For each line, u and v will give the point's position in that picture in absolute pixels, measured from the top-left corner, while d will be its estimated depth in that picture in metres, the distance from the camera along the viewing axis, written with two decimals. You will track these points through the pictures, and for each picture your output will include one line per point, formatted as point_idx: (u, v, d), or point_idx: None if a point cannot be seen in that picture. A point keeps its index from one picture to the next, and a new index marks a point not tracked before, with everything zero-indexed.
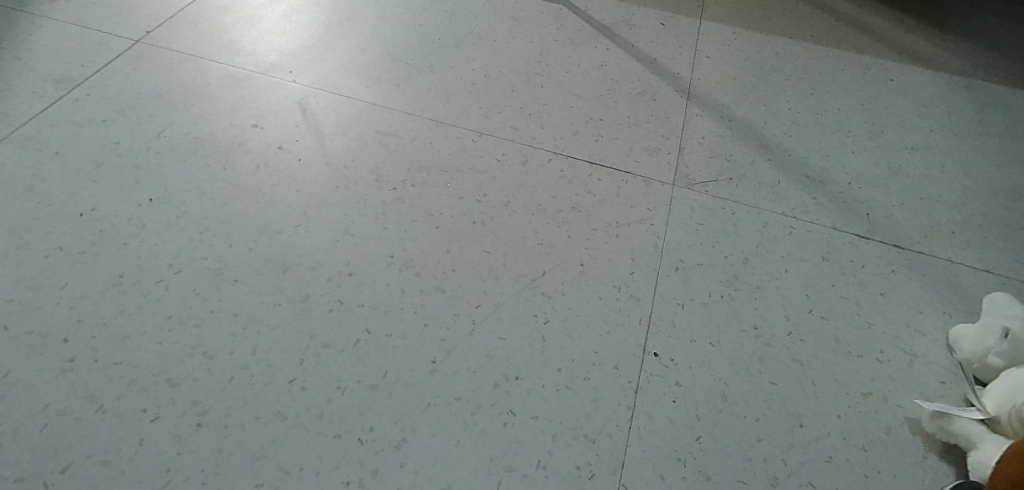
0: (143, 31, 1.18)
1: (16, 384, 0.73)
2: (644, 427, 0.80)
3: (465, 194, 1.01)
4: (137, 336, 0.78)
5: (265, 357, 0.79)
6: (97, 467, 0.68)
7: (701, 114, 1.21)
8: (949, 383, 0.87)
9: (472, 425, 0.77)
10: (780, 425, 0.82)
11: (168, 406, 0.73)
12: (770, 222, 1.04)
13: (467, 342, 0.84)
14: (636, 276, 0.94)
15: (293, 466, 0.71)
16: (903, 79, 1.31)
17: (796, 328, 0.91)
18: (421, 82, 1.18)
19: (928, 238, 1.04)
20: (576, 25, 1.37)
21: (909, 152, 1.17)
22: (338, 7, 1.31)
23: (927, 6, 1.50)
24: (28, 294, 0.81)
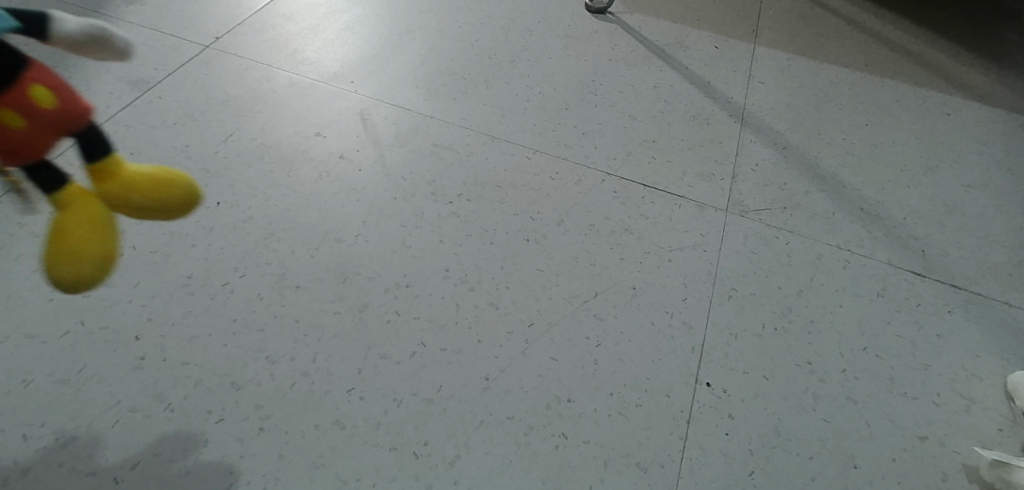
0: (212, 37, 1.21)
1: (90, 379, 0.76)
2: (696, 459, 0.79)
3: (518, 211, 1.02)
4: (204, 338, 0.81)
5: (325, 365, 0.80)
6: (165, 465, 0.71)
7: (755, 140, 1.20)
8: (1008, 431, 0.85)
9: (524, 446, 0.77)
10: (834, 465, 0.80)
11: (232, 409, 0.75)
12: (825, 253, 1.02)
13: (519, 361, 0.84)
14: (688, 302, 0.93)
15: (351, 477, 0.72)
16: (961, 114, 1.29)
17: (850, 365, 0.90)
18: (477, 97, 1.19)
19: (986, 279, 1.01)
20: (630, 45, 1.37)
21: (965, 190, 1.14)
22: (398, 19, 1.33)
23: (985, 40, 1.47)
24: (103, 291, 0.84)
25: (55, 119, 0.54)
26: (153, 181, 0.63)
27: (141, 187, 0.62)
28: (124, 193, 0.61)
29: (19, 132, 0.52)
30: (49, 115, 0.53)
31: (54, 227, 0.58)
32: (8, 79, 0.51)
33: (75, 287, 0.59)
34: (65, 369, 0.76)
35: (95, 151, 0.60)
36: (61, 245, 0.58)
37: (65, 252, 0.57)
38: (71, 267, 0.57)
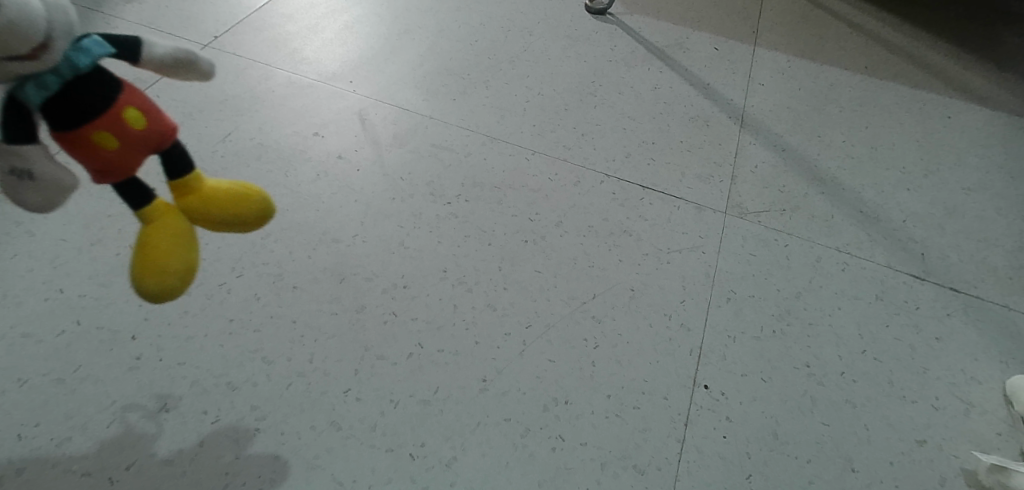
0: (211, 36, 1.21)
1: (86, 379, 0.76)
2: (693, 462, 0.79)
3: (517, 212, 1.02)
4: (200, 338, 0.81)
5: (322, 366, 0.80)
6: (160, 466, 0.70)
7: (755, 142, 1.19)
8: (1006, 435, 0.84)
9: (521, 448, 0.77)
10: (832, 468, 0.80)
11: (228, 410, 0.75)
12: (824, 256, 1.02)
13: (517, 363, 0.84)
14: (687, 305, 0.93)
15: (346, 478, 0.72)
16: (960, 116, 1.29)
17: (848, 368, 0.89)
18: (476, 97, 1.19)
19: (985, 283, 1.01)
20: (630, 46, 1.37)
21: (965, 192, 1.14)
22: (398, 19, 1.33)
23: (985, 43, 1.47)
24: (99, 290, 0.83)
25: (145, 138, 0.56)
26: (228, 197, 0.65)
27: (218, 203, 0.64)
28: (203, 209, 0.64)
29: (113, 151, 0.54)
30: (140, 134, 0.55)
31: (140, 241, 0.60)
32: (106, 101, 0.53)
33: (159, 300, 0.60)
34: (60, 369, 0.76)
35: (178, 169, 0.62)
36: (149, 258, 0.59)
37: (153, 264, 0.59)
38: (157, 279, 0.59)
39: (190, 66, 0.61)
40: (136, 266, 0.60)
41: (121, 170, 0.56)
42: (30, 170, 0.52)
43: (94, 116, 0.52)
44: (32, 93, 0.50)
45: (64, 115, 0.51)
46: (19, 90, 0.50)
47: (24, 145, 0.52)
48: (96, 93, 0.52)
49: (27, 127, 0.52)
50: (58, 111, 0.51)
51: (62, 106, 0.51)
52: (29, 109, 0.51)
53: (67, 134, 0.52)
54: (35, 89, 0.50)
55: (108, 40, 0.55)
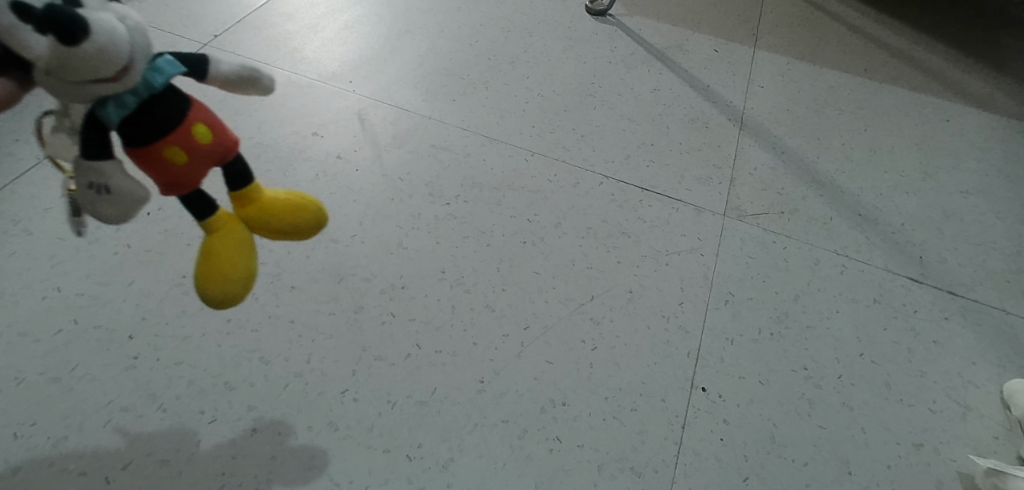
0: (211, 35, 1.21)
1: (82, 378, 0.76)
2: (690, 464, 0.79)
3: (515, 213, 1.01)
4: (197, 338, 0.80)
5: (319, 366, 0.80)
6: (156, 466, 0.70)
7: (754, 144, 1.19)
8: (1003, 439, 0.85)
9: (518, 449, 0.77)
10: (828, 471, 0.80)
11: (225, 410, 0.75)
12: (823, 259, 1.02)
13: (514, 364, 0.84)
14: (685, 306, 0.93)
15: (343, 479, 0.72)
16: (960, 120, 1.29)
17: (846, 371, 0.89)
18: (476, 98, 1.19)
19: (983, 286, 1.01)
20: (630, 48, 1.37)
21: (964, 196, 1.14)
22: (398, 19, 1.33)
23: (985, 47, 1.47)
24: (97, 289, 0.83)
25: (212, 152, 0.54)
26: (287, 206, 0.62)
27: (277, 212, 0.61)
28: (262, 218, 0.61)
29: (182, 167, 0.52)
30: (208, 149, 0.53)
31: (203, 249, 0.57)
32: (176, 117, 0.51)
33: (221, 306, 0.58)
34: (57, 368, 0.76)
35: (239, 180, 0.59)
36: (212, 266, 0.57)
37: (217, 272, 0.57)
38: (220, 288, 0.57)
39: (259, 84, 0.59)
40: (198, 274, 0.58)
41: (191, 184, 0.54)
42: (108, 184, 0.51)
43: (165, 133, 0.50)
44: (109, 112, 0.49)
45: (137, 133, 0.50)
46: (99, 109, 0.49)
47: (103, 161, 0.51)
48: (167, 108, 0.50)
49: (104, 144, 0.51)
50: (131, 129, 0.50)
51: (137, 125, 0.50)
52: (107, 127, 0.50)
53: (142, 151, 0.51)
54: (113, 108, 0.49)
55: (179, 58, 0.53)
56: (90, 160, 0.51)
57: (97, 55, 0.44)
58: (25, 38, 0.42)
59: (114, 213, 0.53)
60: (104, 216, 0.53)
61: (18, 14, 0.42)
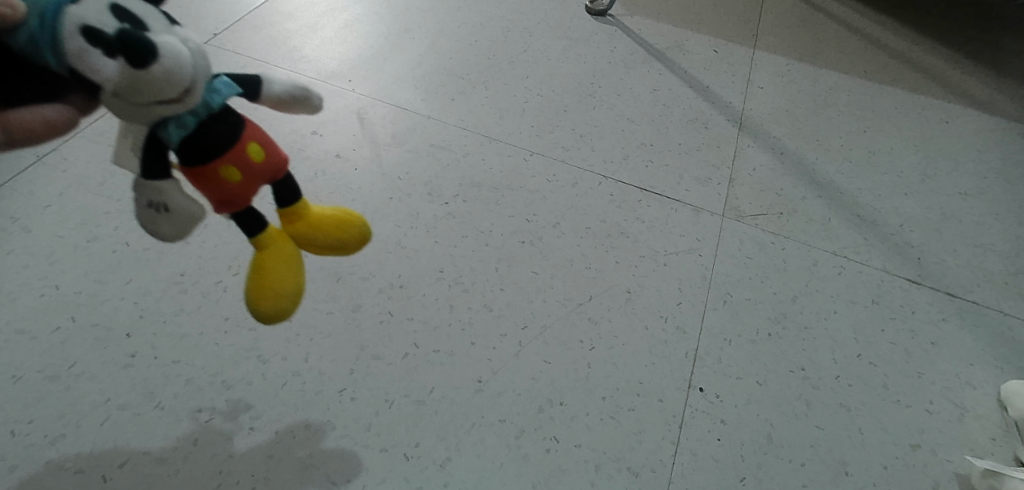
0: (211, 34, 1.21)
1: (79, 376, 0.76)
2: (687, 464, 0.79)
3: (514, 213, 1.02)
4: (195, 336, 0.81)
5: (317, 365, 0.80)
6: (153, 464, 0.70)
7: (754, 145, 1.19)
8: (1000, 441, 0.85)
9: (516, 449, 0.77)
10: (825, 472, 0.80)
11: (223, 408, 0.75)
12: (821, 259, 1.02)
13: (512, 364, 0.84)
14: (683, 307, 0.93)
15: (340, 478, 0.72)
16: (959, 121, 1.29)
17: (844, 372, 0.89)
18: (475, 97, 1.19)
19: (981, 288, 1.01)
20: (630, 48, 1.37)
21: (962, 197, 1.14)
22: (398, 18, 1.33)
23: (985, 48, 1.48)
24: (95, 287, 0.83)
25: (265, 171, 0.52)
26: (336, 220, 0.60)
27: (325, 226, 0.59)
28: (311, 232, 0.58)
29: (237, 186, 0.50)
30: (262, 167, 0.51)
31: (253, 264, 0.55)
32: (233, 137, 0.49)
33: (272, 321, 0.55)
34: (54, 366, 0.76)
35: (288, 194, 0.56)
36: (267, 282, 0.54)
37: (268, 286, 0.54)
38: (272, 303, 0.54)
39: (308, 102, 0.57)
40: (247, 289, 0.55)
41: (245, 202, 0.52)
42: (166, 203, 0.48)
43: (223, 150, 0.48)
44: (171, 132, 0.47)
45: (197, 152, 0.47)
46: (159, 129, 0.47)
47: (161, 181, 0.48)
48: (226, 126, 0.48)
49: (161, 164, 0.48)
50: (189, 149, 0.47)
51: (198, 144, 0.47)
52: (165, 148, 0.48)
53: (199, 169, 0.48)
54: (174, 128, 0.47)
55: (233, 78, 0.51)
56: (148, 181, 0.48)
57: (165, 77, 0.42)
58: (91, 59, 0.41)
59: (172, 232, 0.49)
60: (162, 235, 0.49)
61: (91, 39, 0.40)
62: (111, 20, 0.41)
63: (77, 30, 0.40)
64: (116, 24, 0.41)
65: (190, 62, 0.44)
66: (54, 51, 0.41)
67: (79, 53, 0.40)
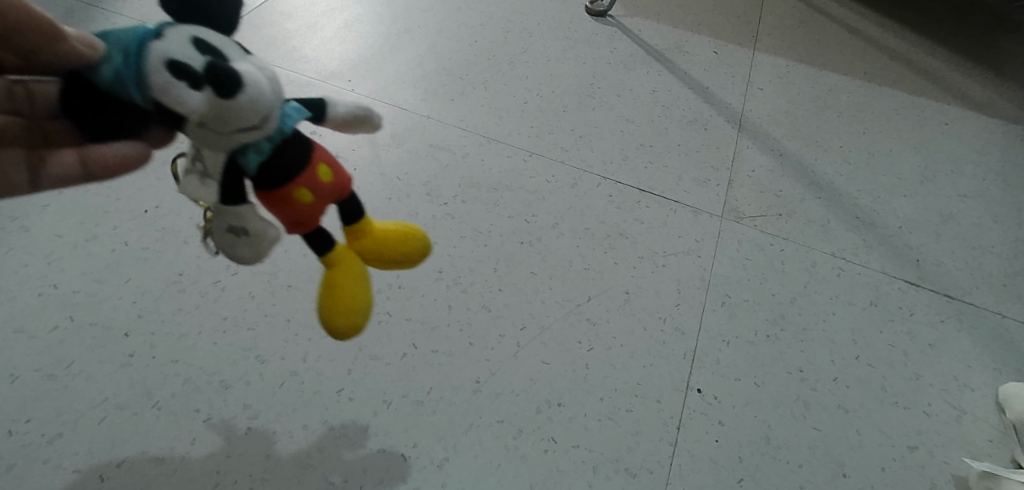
0: None
1: (77, 375, 0.76)
2: (685, 465, 0.79)
3: (513, 213, 1.02)
4: (193, 335, 0.81)
5: (314, 365, 0.80)
6: (151, 464, 0.71)
7: (753, 146, 1.19)
8: (998, 442, 0.85)
9: (513, 449, 0.77)
10: (823, 474, 0.80)
11: (220, 408, 0.75)
12: (819, 261, 1.02)
13: (510, 364, 0.84)
14: (681, 308, 0.93)
15: (338, 477, 0.72)
16: (958, 123, 1.29)
17: (842, 374, 0.90)
18: (474, 97, 1.19)
19: (979, 290, 1.01)
20: (629, 48, 1.37)
21: (961, 199, 1.14)
22: (398, 18, 1.33)
23: (985, 51, 1.48)
24: (93, 286, 0.83)
25: (334, 191, 0.51)
26: (400, 234, 0.57)
27: (390, 241, 0.57)
28: (377, 249, 0.56)
29: (309, 207, 0.50)
30: (332, 188, 0.51)
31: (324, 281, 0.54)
32: (305, 160, 0.49)
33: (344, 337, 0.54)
34: (53, 365, 0.76)
35: (352, 211, 0.55)
36: (334, 301, 0.53)
37: (338, 302, 0.53)
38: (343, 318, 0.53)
39: (372, 120, 0.57)
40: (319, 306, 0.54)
41: (315, 222, 0.52)
42: (245, 227, 0.49)
43: (297, 174, 0.48)
44: (250, 158, 0.47)
45: (274, 177, 0.48)
46: (237, 156, 0.47)
47: (239, 206, 0.49)
48: (298, 149, 0.48)
49: (238, 189, 0.49)
50: (266, 176, 0.47)
51: (272, 169, 0.47)
52: (243, 174, 0.48)
53: (274, 193, 0.48)
54: (252, 155, 0.47)
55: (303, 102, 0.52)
56: (227, 205, 0.49)
57: (250, 107, 0.43)
58: (179, 94, 0.41)
59: (251, 255, 0.51)
60: (240, 259, 0.50)
61: (176, 73, 0.41)
62: (193, 52, 0.42)
63: (163, 65, 0.42)
64: (199, 57, 0.42)
65: (271, 90, 0.44)
66: (138, 87, 0.44)
67: (165, 86, 0.42)
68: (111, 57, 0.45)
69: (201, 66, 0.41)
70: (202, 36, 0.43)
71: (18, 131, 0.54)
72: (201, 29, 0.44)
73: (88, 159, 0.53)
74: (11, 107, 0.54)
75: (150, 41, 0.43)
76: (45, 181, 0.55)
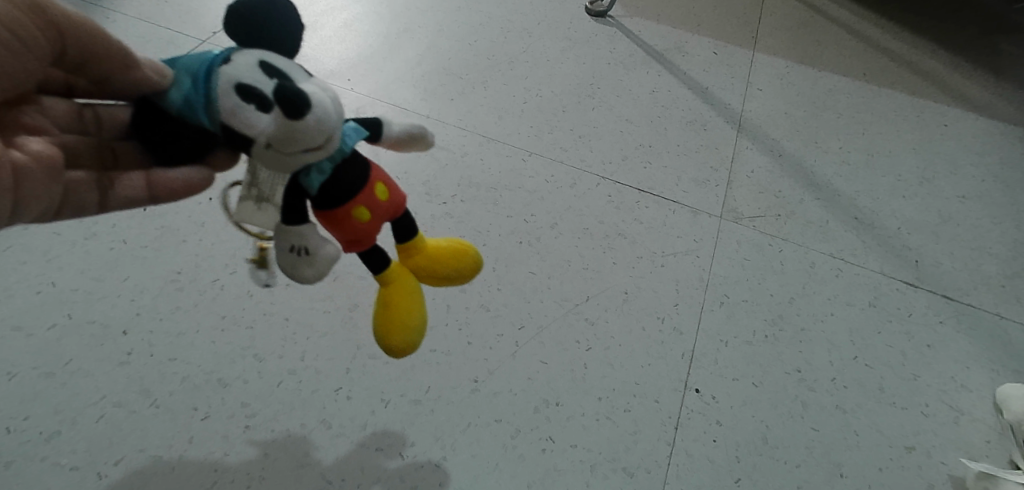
0: (210, 31, 1.21)
1: (75, 373, 0.76)
2: (683, 465, 0.79)
3: (512, 213, 1.02)
4: (192, 334, 0.81)
5: (313, 364, 0.80)
6: (149, 462, 0.71)
7: (752, 147, 1.19)
8: (995, 443, 0.85)
9: (511, 449, 0.77)
10: (821, 474, 0.80)
11: (218, 406, 0.75)
12: (818, 262, 1.02)
13: (509, 364, 0.84)
14: (679, 308, 0.93)
15: (336, 477, 0.72)
16: (957, 124, 1.29)
17: (840, 374, 0.90)
18: (474, 97, 1.19)
19: (977, 291, 1.01)
20: (629, 49, 1.37)
21: (960, 201, 1.14)
22: (398, 17, 1.33)
23: (984, 52, 1.48)
24: (92, 284, 0.83)
25: (389, 209, 0.54)
26: (450, 252, 0.60)
27: (442, 258, 0.59)
28: (427, 266, 0.59)
29: (366, 224, 0.52)
30: (387, 205, 0.54)
31: (382, 298, 0.57)
32: (363, 179, 0.51)
33: (400, 354, 0.57)
34: (50, 363, 0.76)
35: (405, 231, 0.58)
36: (393, 318, 0.56)
37: (395, 321, 0.56)
38: (399, 337, 0.56)
39: (422, 140, 0.61)
40: (377, 323, 0.57)
41: (371, 239, 0.54)
42: (307, 246, 0.51)
43: (356, 192, 0.51)
44: (312, 178, 0.49)
45: (334, 196, 0.50)
46: (301, 176, 0.50)
47: (301, 225, 0.51)
48: (357, 169, 0.51)
49: (301, 209, 0.51)
50: (328, 195, 0.50)
51: (334, 189, 0.50)
52: (306, 194, 0.50)
53: (334, 211, 0.51)
54: (315, 176, 0.49)
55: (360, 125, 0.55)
56: (289, 225, 0.51)
57: (317, 127, 0.45)
58: (249, 116, 0.44)
59: (312, 273, 0.52)
60: (305, 278, 0.52)
61: (246, 97, 0.44)
62: (261, 76, 0.45)
63: (232, 88, 0.44)
64: (268, 81, 0.45)
65: (333, 110, 0.47)
66: (208, 111, 0.46)
67: (235, 110, 0.44)
68: (181, 83, 0.47)
69: (271, 90, 0.44)
70: (269, 60, 0.46)
71: (86, 152, 0.60)
72: (268, 53, 0.47)
73: (155, 181, 0.58)
74: (80, 130, 0.60)
75: (218, 66, 0.46)
76: (111, 202, 0.60)
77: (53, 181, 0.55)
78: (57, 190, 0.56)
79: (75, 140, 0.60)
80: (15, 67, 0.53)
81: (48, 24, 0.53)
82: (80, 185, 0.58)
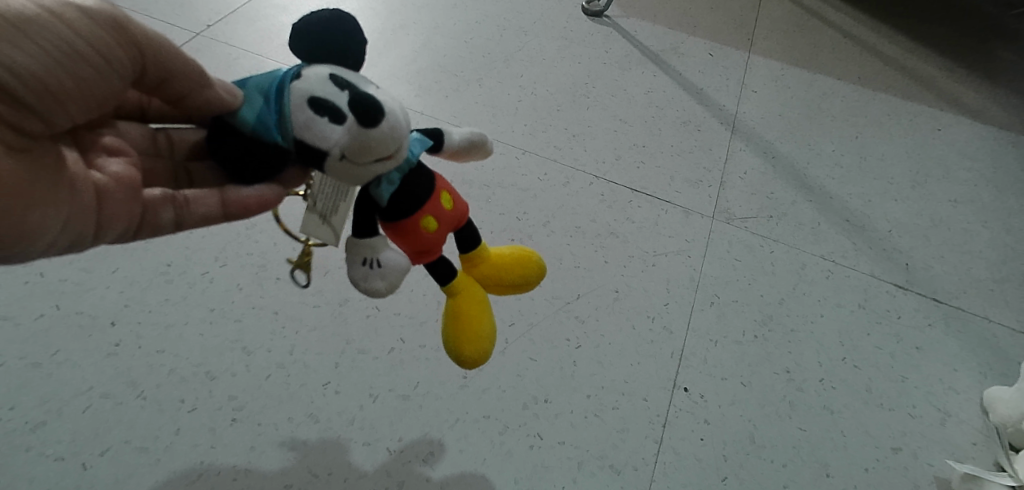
0: (204, 25, 1.21)
1: (61, 363, 0.75)
2: (669, 463, 0.79)
3: (505, 211, 1.02)
4: (180, 327, 0.81)
5: (302, 358, 0.80)
6: (134, 453, 0.70)
7: (745, 148, 1.20)
8: (981, 445, 0.85)
9: (499, 445, 0.77)
10: (807, 474, 0.81)
11: (205, 399, 0.75)
12: (809, 263, 1.03)
13: (498, 360, 0.84)
14: (670, 307, 0.94)
15: (322, 471, 0.72)
16: (951, 129, 1.29)
17: (829, 375, 0.90)
18: (468, 95, 1.19)
19: (967, 294, 1.02)
20: (625, 49, 1.37)
21: (951, 204, 1.15)
22: (394, 14, 1.33)
23: (979, 58, 1.49)
24: (80, 275, 0.83)
25: (453, 218, 0.56)
26: (517, 261, 0.62)
27: (507, 266, 0.61)
28: (495, 275, 0.61)
29: (433, 233, 0.54)
30: (451, 214, 0.55)
31: (453, 310, 0.59)
32: (430, 188, 0.53)
33: (474, 363, 0.59)
34: (38, 353, 0.76)
35: (470, 241, 0.59)
36: (466, 330, 0.58)
37: (470, 332, 0.58)
38: (473, 348, 0.58)
39: (481, 147, 0.63)
40: (450, 335, 0.59)
41: (438, 249, 0.56)
42: (380, 258, 0.51)
43: (424, 202, 0.52)
44: (383, 189, 0.50)
45: (403, 205, 0.51)
46: (372, 188, 0.50)
47: (372, 237, 0.52)
48: (423, 179, 0.52)
49: (370, 221, 0.52)
50: (397, 206, 0.51)
51: (404, 199, 0.51)
52: (376, 205, 0.51)
53: (403, 222, 0.52)
54: (385, 186, 0.50)
55: (426, 135, 0.56)
56: (363, 238, 0.52)
57: (390, 131, 0.45)
58: (321, 128, 0.44)
59: (385, 286, 0.52)
60: (376, 290, 0.51)
61: (318, 109, 0.44)
62: (323, 84, 0.45)
63: None
64: (337, 92, 0.45)
65: (402, 117, 0.47)
66: (281, 128, 0.46)
67: (306, 124, 0.44)
68: (252, 101, 0.47)
69: (340, 100, 0.44)
70: (340, 73, 0.46)
71: (163, 173, 0.59)
72: (336, 67, 0.47)
73: (228, 200, 0.54)
74: (155, 152, 0.59)
75: (289, 82, 0.46)
76: (186, 224, 0.57)
77: (132, 201, 0.54)
78: (135, 212, 0.54)
79: (150, 162, 0.58)
80: (99, 88, 0.50)
81: (128, 42, 0.49)
82: (157, 205, 0.55)
